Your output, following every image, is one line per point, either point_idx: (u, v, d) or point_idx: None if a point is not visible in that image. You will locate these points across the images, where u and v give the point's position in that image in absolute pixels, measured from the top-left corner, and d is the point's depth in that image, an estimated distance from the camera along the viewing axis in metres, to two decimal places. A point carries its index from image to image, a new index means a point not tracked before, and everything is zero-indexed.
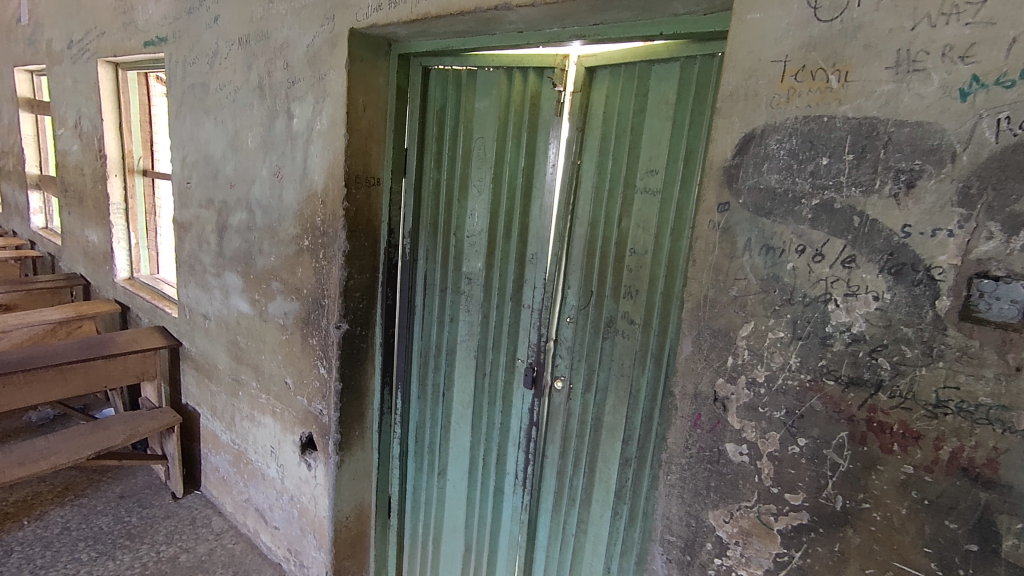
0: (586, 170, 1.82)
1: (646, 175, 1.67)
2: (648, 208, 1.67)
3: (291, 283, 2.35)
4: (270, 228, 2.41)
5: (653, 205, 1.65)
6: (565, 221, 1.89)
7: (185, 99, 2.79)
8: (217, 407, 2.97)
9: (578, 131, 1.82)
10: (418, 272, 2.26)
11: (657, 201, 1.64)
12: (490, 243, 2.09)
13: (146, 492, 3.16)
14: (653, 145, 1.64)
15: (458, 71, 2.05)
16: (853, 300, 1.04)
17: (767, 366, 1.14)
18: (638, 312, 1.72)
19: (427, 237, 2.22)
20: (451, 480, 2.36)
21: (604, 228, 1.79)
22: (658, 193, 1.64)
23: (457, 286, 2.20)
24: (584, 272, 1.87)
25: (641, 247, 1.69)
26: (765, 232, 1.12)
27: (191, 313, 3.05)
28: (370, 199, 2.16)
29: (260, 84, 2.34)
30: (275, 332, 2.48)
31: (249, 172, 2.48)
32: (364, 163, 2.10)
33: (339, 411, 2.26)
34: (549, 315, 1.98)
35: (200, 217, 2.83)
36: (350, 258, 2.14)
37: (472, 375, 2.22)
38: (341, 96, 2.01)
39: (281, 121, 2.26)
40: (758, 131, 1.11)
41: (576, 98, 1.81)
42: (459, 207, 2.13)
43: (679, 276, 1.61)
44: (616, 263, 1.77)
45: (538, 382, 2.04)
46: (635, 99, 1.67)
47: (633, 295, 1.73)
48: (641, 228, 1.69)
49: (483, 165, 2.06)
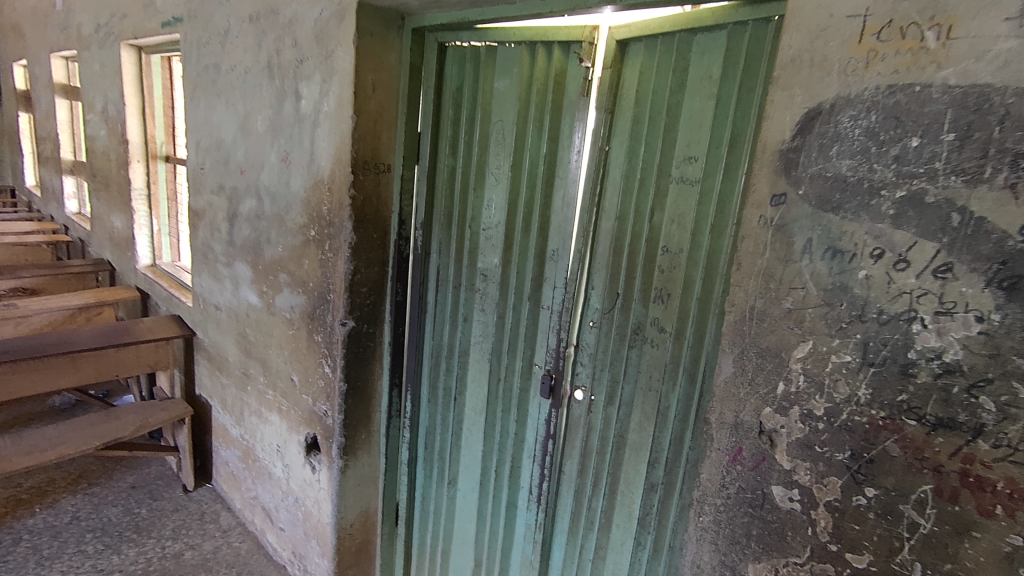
0: (615, 158, 1.62)
1: (683, 163, 1.45)
2: (684, 200, 1.45)
3: (297, 276, 2.21)
4: (278, 216, 2.28)
5: (690, 197, 1.44)
6: (589, 215, 1.69)
7: (198, 81, 2.67)
8: (227, 401, 2.88)
9: (607, 113, 1.61)
10: (431, 267, 2.10)
11: (693, 192, 1.43)
12: (506, 238, 1.91)
13: (158, 484, 3.12)
14: (693, 129, 1.42)
15: (476, 48, 1.87)
16: (946, 321, 0.81)
17: (828, 397, 0.93)
18: (669, 319, 1.51)
19: (441, 230, 2.05)
20: (462, 490, 2.19)
21: (633, 223, 1.59)
22: (696, 184, 1.42)
23: (471, 283, 2.02)
24: (609, 272, 1.67)
25: (675, 245, 1.48)
26: (831, 231, 0.90)
27: (204, 303, 2.96)
28: (380, 187, 2.00)
29: (269, 64, 2.19)
30: (282, 327, 2.36)
31: (258, 158, 2.34)
32: (373, 148, 1.94)
33: (343, 413, 2.12)
34: (569, 319, 1.79)
35: (212, 204, 2.73)
36: (357, 251, 1.99)
37: (486, 380, 2.05)
38: (349, 75, 1.84)
39: (289, 103, 2.11)
40: (827, 106, 0.89)
41: (605, 76, 1.60)
42: (475, 198, 1.96)
43: (718, 278, 1.38)
44: (645, 262, 1.56)
45: (555, 392, 1.85)
46: (672, 75, 1.45)
47: (664, 300, 1.52)
48: (675, 224, 1.48)
49: (501, 152, 1.87)
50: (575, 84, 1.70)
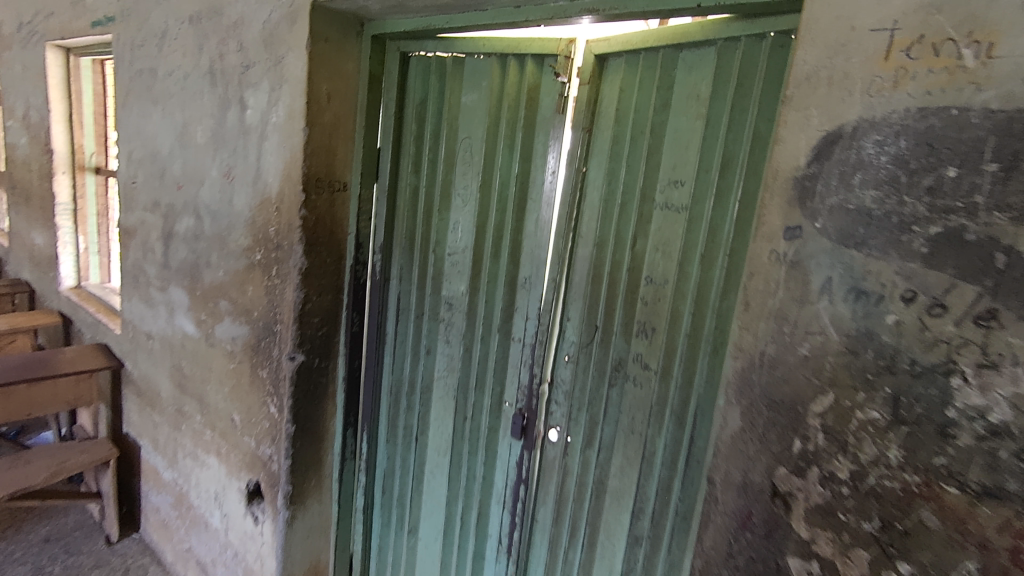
0: (594, 180, 1.50)
1: (668, 186, 1.35)
2: (669, 226, 1.35)
3: (240, 304, 1.99)
4: (219, 238, 2.06)
5: (676, 222, 1.33)
6: (565, 240, 1.56)
7: (131, 86, 2.42)
8: (159, 440, 2.59)
9: (584, 132, 1.50)
10: (391, 294, 1.93)
11: (679, 218, 1.32)
12: (474, 264, 1.77)
13: (77, 535, 2.80)
14: (680, 150, 1.32)
15: (442, 59, 1.74)
16: (990, 374, 0.70)
17: (852, 457, 0.82)
18: (653, 355, 1.39)
19: (402, 254, 1.90)
20: (424, 539, 2.01)
21: (613, 249, 1.47)
22: (683, 209, 1.31)
23: (436, 312, 1.88)
24: (586, 303, 1.54)
25: (661, 276, 1.37)
26: (854, 270, 0.80)
27: (134, 331, 2.67)
28: (335, 207, 1.82)
29: (211, 69, 1.98)
30: (222, 360, 2.12)
31: (197, 172, 2.12)
32: (327, 165, 1.76)
33: (291, 457, 1.90)
34: (543, 352, 1.65)
35: (146, 222, 2.47)
36: (307, 278, 1.79)
37: (451, 418, 1.88)
38: (300, 83, 1.66)
39: (233, 113, 1.91)
40: (848, 129, 0.80)
41: (582, 91, 1.49)
42: (440, 220, 1.82)
43: (708, 311, 1.26)
44: (627, 294, 1.45)
45: (528, 432, 1.71)
46: (656, 92, 1.35)
47: (648, 334, 1.40)
48: (661, 252, 1.36)
49: (468, 171, 1.74)
50: (548, 100, 1.59)
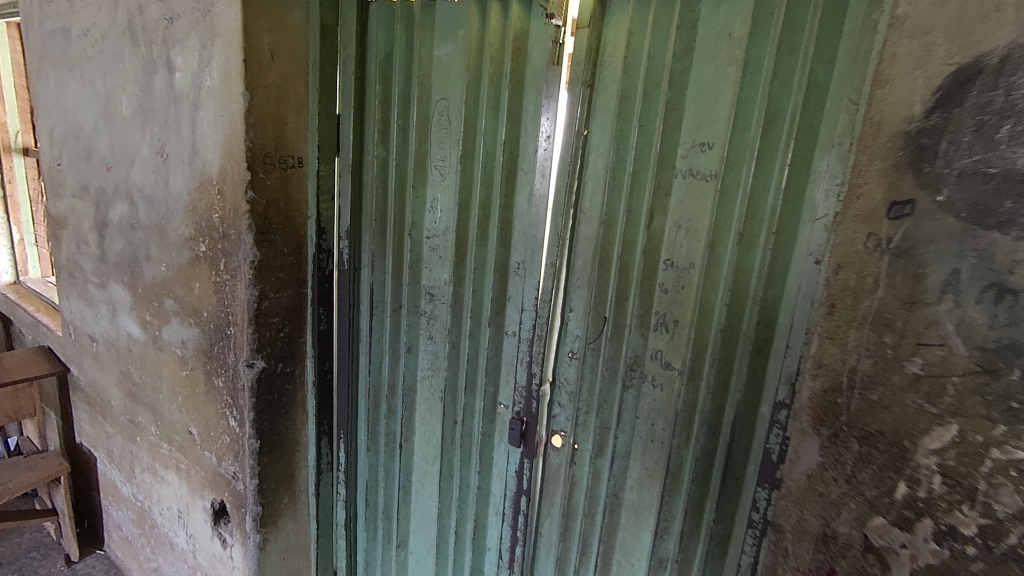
0: (599, 145, 1.25)
1: (692, 150, 1.11)
2: (695, 199, 1.11)
3: (187, 303, 1.72)
4: (157, 227, 1.76)
5: (704, 195, 1.09)
6: (566, 218, 1.32)
7: (44, 51, 2.06)
8: (114, 452, 2.33)
9: (585, 87, 1.24)
10: (361, 286, 1.67)
11: (707, 189, 1.08)
12: (458, 249, 1.52)
13: (31, 557, 2.54)
14: (708, 105, 1.07)
15: (409, 4, 1.45)
16: None
17: (985, 511, 0.66)
18: (678, 353, 1.17)
19: (373, 239, 1.63)
20: (415, 554, 1.81)
21: (624, 228, 1.23)
22: (713, 178, 1.08)
23: (416, 304, 1.64)
24: (593, 291, 1.31)
25: (686, 259, 1.14)
26: (996, 251, 0.63)
27: (76, 333, 2.37)
28: (288, 186, 1.53)
29: (130, 25, 1.65)
30: (173, 366, 1.86)
31: (126, 150, 1.81)
32: (277, 136, 1.47)
33: (258, 476, 1.66)
34: (544, 349, 1.43)
35: (76, 210, 2.14)
36: (261, 273, 1.52)
37: (438, 423, 1.66)
38: (235, 36, 1.35)
39: (159, 78, 1.59)
40: (994, 63, 0.63)
41: (582, 36, 1.22)
42: (415, 198, 1.56)
43: (747, 302, 1.04)
44: (643, 280, 1.22)
45: (528, 438, 1.50)
46: (675, 34, 1.09)
47: (672, 329, 1.18)
48: (686, 230, 1.13)
49: (446, 138, 1.48)
50: (539, 51, 1.32)
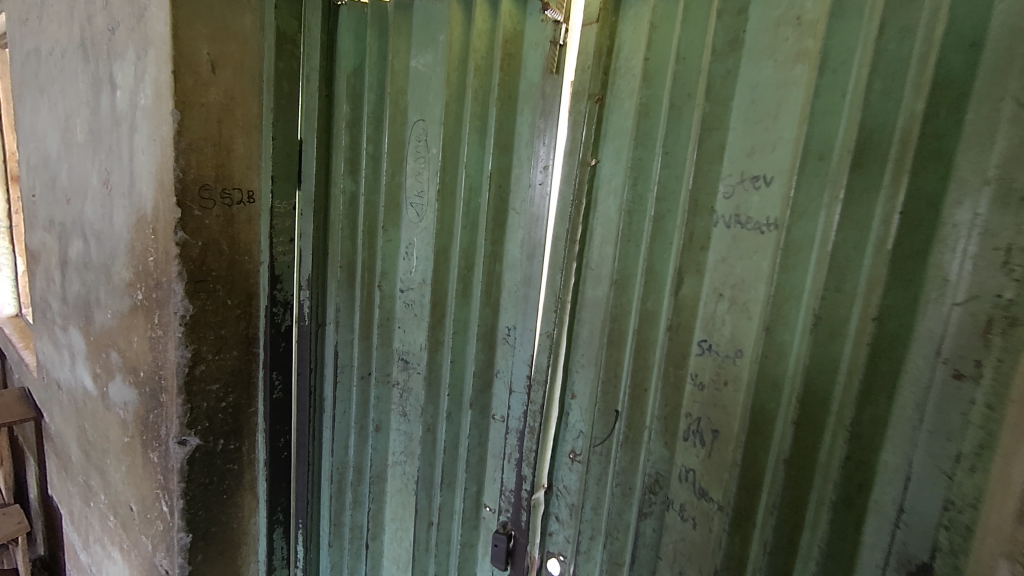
0: (611, 178, 0.92)
1: (740, 186, 0.76)
2: (744, 257, 0.76)
3: (127, 359, 1.46)
4: (104, 268, 1.53)
5: (759, 252, 0.74)
6: (566, 275, 0.99)
7: (21, 73, 1.91)
8: (74, 513, 2.09)
9: (590, 100, 0.92)
10: (325, 346, 1.37)
11: (765, 243, 0.73)
12: (435, 307, 1.20)
13: None
14: (764, 121, 0.73)
15: (383, 6, 1.18)
16: None
17: None
18: (720, 478, 0.81)
19: (339, 290, 1.33)
20: None
21: (640, 293, 0.88)
22: (772, 227, 0.72)
23: (386, 372, 1.32)
24: (601, 375, 0.96)
25: (731, 344, 0.78)
26: None
27: (46, 377, 2.17)
28: (234, 225, 1.25)
29: (82, 40, 1.45)
30: (117, 429, 1.59)
31: (80, 181, 1.59)
32: (220, 164, 1.20)
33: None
34: (538, 445, 1.08)
35: (45, 245, 1.96)
36: (194, 329, 1.23)
37: (411, 522, 1.33)
38: (164, 43, 1.10)
39: (104, 98, 1.37)
40: None
41: (588, 34, 0.91)
42: (387, 243, 1.26)
43: (829, 420, 0.67)
44: (668, 367, 0.86)
45: (516, 559, 1.14)
46: (715, 21, 0.76)
47: (711, 442, 0.82)
48: (732, 302, 0.78)
49: (424, 169, 1.18)
50: (535, 57, 1.02)
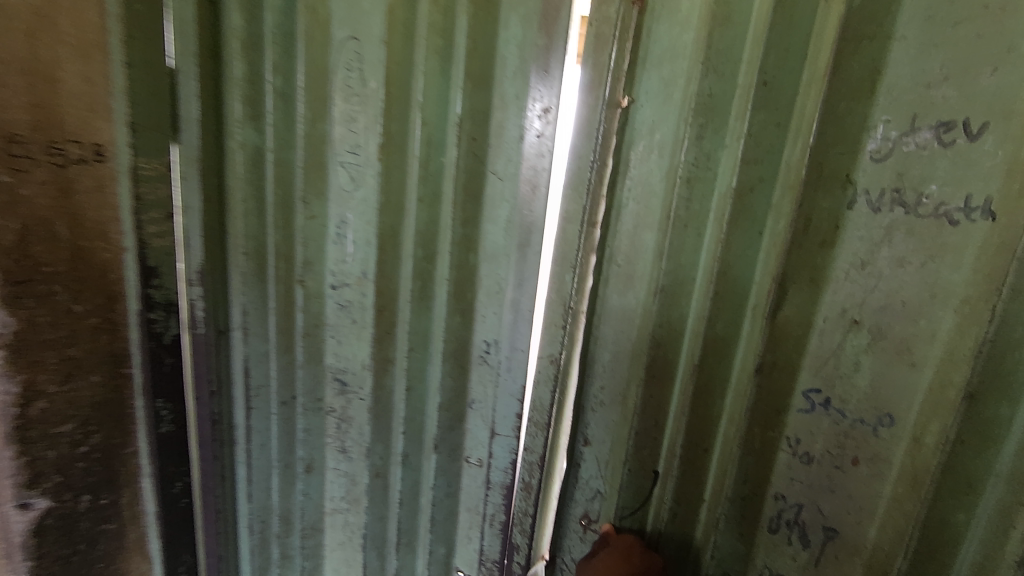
0: (657, 126, 0.66)
1: (900, 150, 0.55)
2: (900, 264, 0.56)
3: None
4: None
5: (935, 257, 0.54)
6: (585, 277, 0.72)
7: None
8: None
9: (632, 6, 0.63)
10: (231, 360, 1.02)
11: (949, 241, 0.53)
12: (381, 312, 0.86)
13: None
14: (943, 44, 0.52)
15: None
16: None
17: None
18: (828, 552, 0.64)
19: (247, 285, 0.96)
20: None
21: (705, 311, 0.66)
22: (955, 225, 0.53)
23: (316, 398, 0.97)
24: (631, 423, 0.73)
25: (870, 407, 0.60)
26: None
27: None
28: (73, 196, 0.82)
29: None
30: None
31: None
32: (38, 102, 0.75)
33: None
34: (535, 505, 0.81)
35: None
36: (26, 352, 0.82)
37: None
38: None
39: None
40: None
41: None
42: (308, 220, 0.89)
43: (989, 484, 0.54)
44: (754, 428, 0.67)
45: None
46: None
47: (830, 526, 0.64)
48: (876, 336, 0.58)
49: (359, 111, 0.80)
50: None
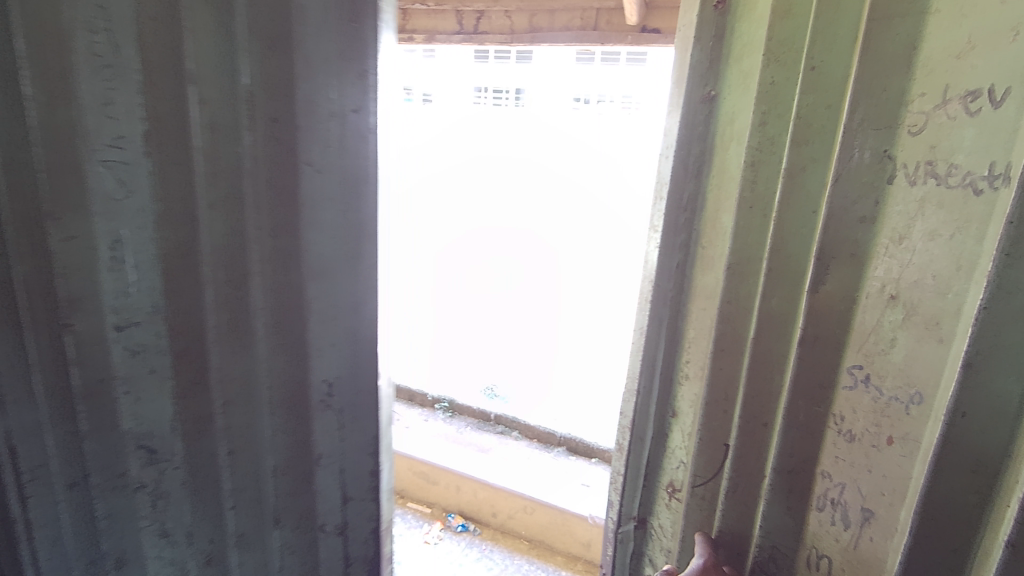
0: (717, 151, 0.81)
1: (933, 120, 0.58)
2: (950, 214, 0.57)
3: None
4: None
5: (963, 228, 0.56)
6: (670, 255, 0.87)
7: None
8: None
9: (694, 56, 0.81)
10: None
11: (976, 211, 0.55)
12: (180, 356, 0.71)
13: None
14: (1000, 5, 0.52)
15: None
16: None
17: None
18: (866, 535, 0.69)
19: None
20: None
21: (763, 289, 0.75)
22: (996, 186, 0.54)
23: (114, 473, 0.71)
24: (708, 384, 0.83)
25: (903, 383, 0.63)
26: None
27: None
28: None
29: None
30: None
31: None
32: None
33: None
34: (629, 468, 0.98)
35: None
36: None
37: None
38: None
39: None
40: None
41: None
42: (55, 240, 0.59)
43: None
44: (807, 378, 0.72)
45: None
46: None
47: (867, 507, 0.68)
48: (909, 310, 0.61)
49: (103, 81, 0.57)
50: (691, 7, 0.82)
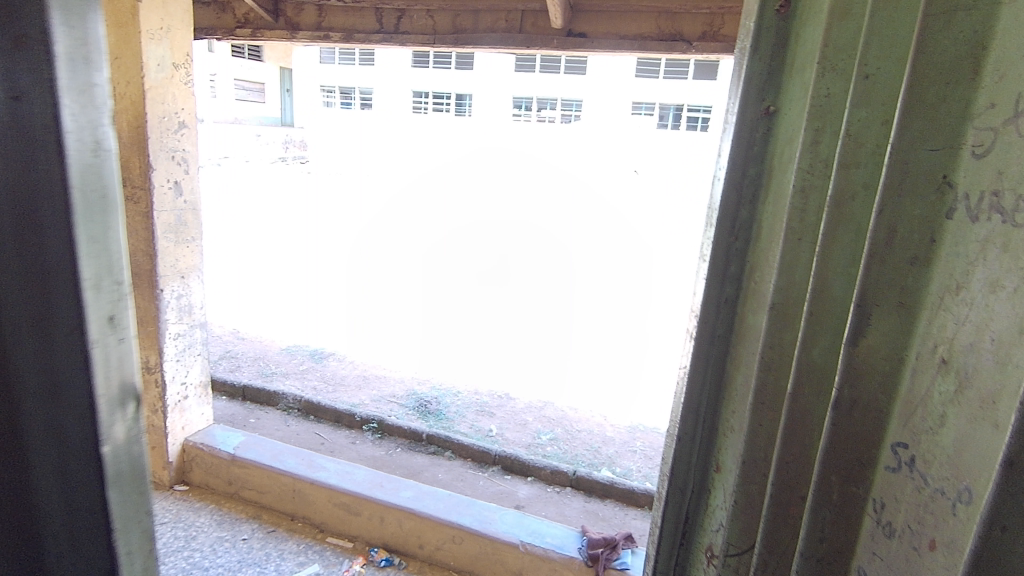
0: (772, 150, 1.06)
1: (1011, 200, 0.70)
2: (1008, 302, 0.69)
3: None
4: None
5: None
6: (782, 279, 1.01)
7: None
8: None
9: (815, 92, 0.95)
10: None
11: None
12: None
13: None
14: None
15: None
16: None
17: None
18: None
19: None
20: None
21: (815, 327, 0.94)
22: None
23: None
24: (803, 415, 0.97)
25: (956, 470, 0.75)
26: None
27: None
28: None
29: None
30: None
31: None
32: None
33: None
34: (728, 472, 1.14)
35: None
36: None
37: None
38: None
39: None
40: None
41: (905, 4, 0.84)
42: None
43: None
44: (869, 448, 0.86)
45: None
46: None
47: None
48: (962, 380, 0.75)
49: None
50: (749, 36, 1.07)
